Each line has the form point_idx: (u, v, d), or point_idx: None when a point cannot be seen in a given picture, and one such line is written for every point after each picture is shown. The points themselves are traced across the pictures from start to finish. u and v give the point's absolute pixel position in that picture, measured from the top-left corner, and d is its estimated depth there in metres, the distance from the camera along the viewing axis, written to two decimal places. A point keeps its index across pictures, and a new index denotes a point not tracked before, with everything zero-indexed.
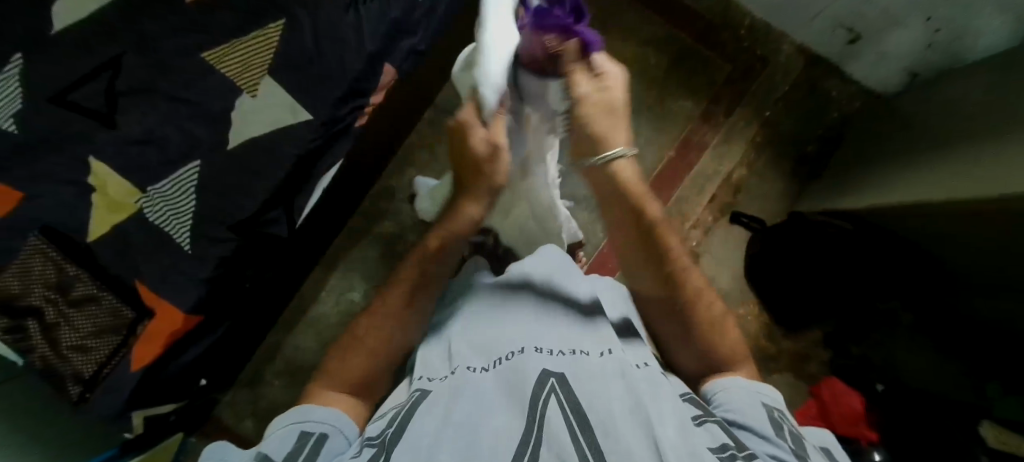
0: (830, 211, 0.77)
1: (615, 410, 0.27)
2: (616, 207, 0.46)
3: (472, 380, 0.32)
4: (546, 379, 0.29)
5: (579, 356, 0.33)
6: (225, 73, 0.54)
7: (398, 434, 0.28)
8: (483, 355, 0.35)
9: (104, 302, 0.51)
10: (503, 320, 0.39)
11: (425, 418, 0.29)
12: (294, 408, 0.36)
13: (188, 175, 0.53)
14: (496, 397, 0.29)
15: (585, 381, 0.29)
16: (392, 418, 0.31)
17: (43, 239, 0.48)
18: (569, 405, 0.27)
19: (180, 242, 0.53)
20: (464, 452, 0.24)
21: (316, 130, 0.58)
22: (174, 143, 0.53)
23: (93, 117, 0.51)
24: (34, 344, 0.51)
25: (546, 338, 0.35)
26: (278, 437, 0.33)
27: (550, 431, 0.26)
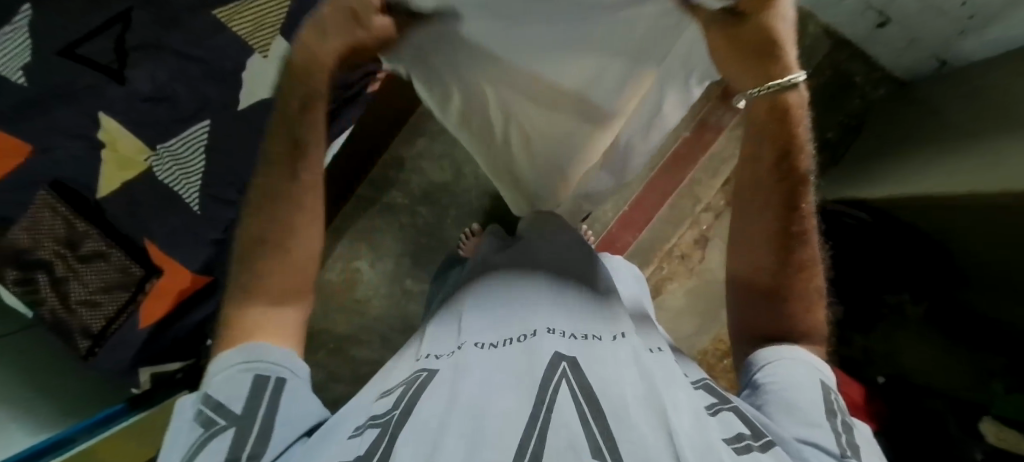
0: (848, 201, 0.76)
1: (628, 396, 0.27)
2: (766, 133, 0.39)
3: (482, 360, 0.31)
4: (557, 363, 0.29)
5: (591, 340, 0.32)
6: (237, 31, 0.53)
7: (404, 412, 0.28)
8: (494, 334, 0.35)
9: (113, 259, 0.52)
10: (517, 302, 0.38)
11: (433, 399, 0.28)
12: (243, 346, 0.33)
13: (197, 134, 0.53)
14: (505, 376, 0.29)
15: (597, 367, 0.29)
16: (399, 396, 0.30)
17: (51, 193, 0.49)
18: (580, 389, 0.26)
19: (189, 201, 0.54)
20: (471, 431, 0.23)
21: (328, 94, 0.58)
22: (184, 101, 0.52)
23: (102, 71, 0.49)
24: (42, 295, 0.51)
25: (558, 321, 0.35)
26: (231, 379, 0.30)
27: (559, 409, 0.25)
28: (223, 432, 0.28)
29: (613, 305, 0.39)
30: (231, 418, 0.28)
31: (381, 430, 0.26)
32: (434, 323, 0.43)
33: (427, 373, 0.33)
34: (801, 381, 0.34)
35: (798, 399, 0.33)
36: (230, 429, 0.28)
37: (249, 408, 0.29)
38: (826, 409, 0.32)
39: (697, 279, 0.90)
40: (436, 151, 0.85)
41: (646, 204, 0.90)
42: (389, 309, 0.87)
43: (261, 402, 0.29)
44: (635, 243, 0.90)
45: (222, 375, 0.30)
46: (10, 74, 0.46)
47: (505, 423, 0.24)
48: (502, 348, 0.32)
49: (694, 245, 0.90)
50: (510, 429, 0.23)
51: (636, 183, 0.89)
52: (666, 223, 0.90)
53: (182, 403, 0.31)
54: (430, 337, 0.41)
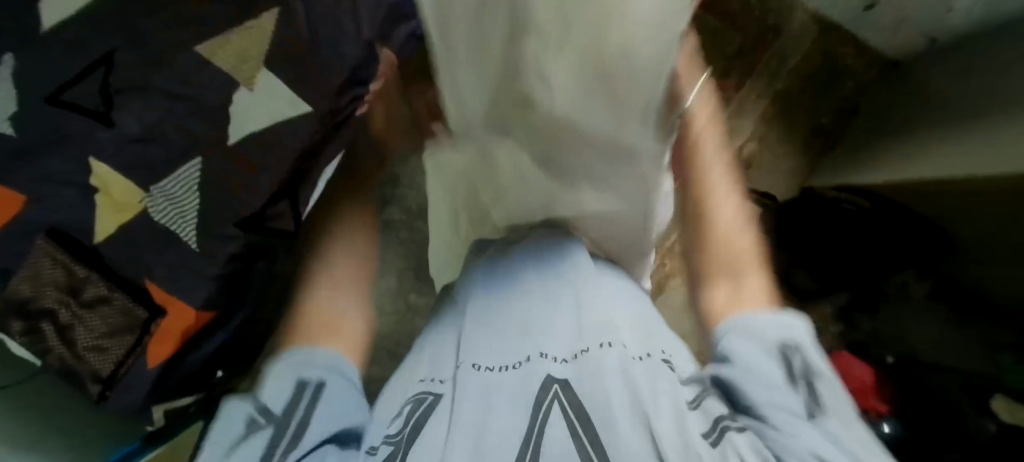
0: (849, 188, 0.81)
1: (618, 412, 0.27)
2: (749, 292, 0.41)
3: (477, 389, 0.32)
4: (548, 386, 0.30)
5: (582, 358, 0.32)
6: (221, 66, 0.52)
7: (413, 436, 0.31)
8: (490, 356, 0.35)
9: (116, 303, 0.52)
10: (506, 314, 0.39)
11: (436, 429, 0.31)
12: (297, 352, 0.43)
13: (191, 172, 0.52)
14: (502, 402, 0.31)
15: (588, 384, 0.30)
16: (407, 417, 0.33)
17: (51, 242, 0.50)
18: (571, 411, 0.28)
19: (186, 240, 0.53)
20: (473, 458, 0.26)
21: (317, 124, 0.57)
22: (177, 141, 0.52)
23: (91, 116, 0.50)
24: (50, 344, 0.51)
25: (550, 339, 0.35)
26: (280, 383, 0.39)
27: (550, 432, 0.27)
28: (263, 428, 0.35)
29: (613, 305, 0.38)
30: (272, 415, 0.36)
31: (394, 449, 0.31)
32: (431, 335, 0.45)
33: (432, 394, 0.35)
34: (758, 358, 0.36)
35: (768, 371, 0.35)
36: (269, 426, 0.36)
37: (288, 407, 0.37)
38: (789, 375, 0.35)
39: None
40: None
41: None
42: (394, 325, 0.86)
43: (298, 406, 0.37)
44: None
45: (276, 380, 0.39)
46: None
47: (501, 442, 0.27)
48: (500, 373, 0.33)
49: None
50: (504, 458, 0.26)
51: None
52: None
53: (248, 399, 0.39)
54: (423, 361, 0.42)
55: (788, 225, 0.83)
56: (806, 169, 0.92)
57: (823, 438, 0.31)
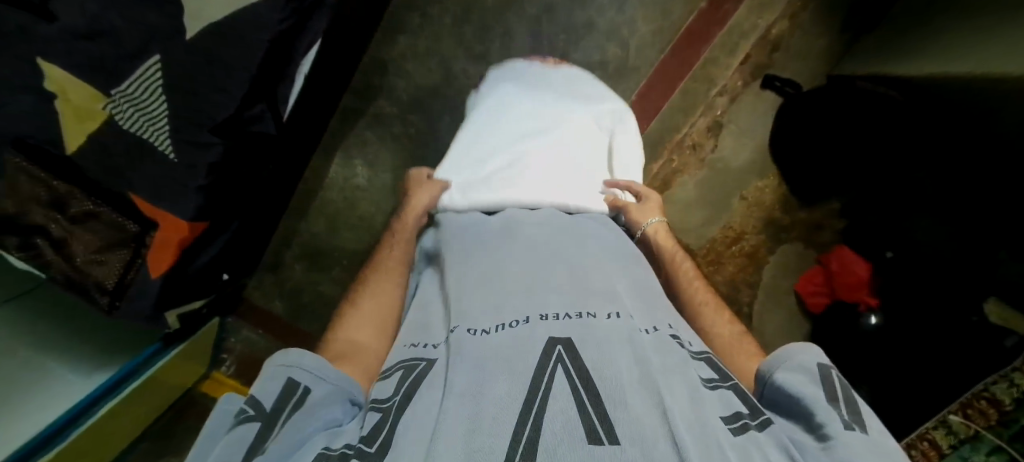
0: (877, 78, 0.72)
1: (624, 378, 0.27)
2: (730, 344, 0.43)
3: (476, 347, 0.32)
4: (552, 347, 0.30)
5: (586, 319, 0.33)
6: None
7: (407, 402, 0.30)
8: (485, 316, 0.35)
9: (105, 217, 0.51)
10: (501, 280, 0.38)
11: (430, 395, 0.30)
12: (288, 350, 0.35)
13: (151, 73, 0.47)
14: (497, 361, 0.29)
15: (592, 347, 0.30)
16: (399, 383, 0.32)
17: (18, 154, 0.47)
18: (575, 372, 0.28)
19: (162, 150, 0.49)
20: (470, 416, 0.25)
21: (286, 9, 0.50)
22: (128, 36, 0.46)
23: (24, 8, 0.44)
24: (48, 258, 0.52)
25: (554, 301, 0.35)
26: (265, 380, 0.33)
27: (555, 395, 0.26)
28: (250, 422, 0.30)
29: (614, 283, 0.39)
30: (259, 411, 0.30)
31: (383, 414, 0.29)
32: (427, 288, 0.46)
33: (424, 361, 0.34)
34: (798, 379, 0.32)
35: (804, 390, 0.31)
36: (255, 422, 0.29)
37: (276, 407, 0.30)
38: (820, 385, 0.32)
39: (710, 168, 0.86)
40: (421, 51, 0.79)
41: (655, 91, 0.82)
42: None
43: (285, 408, 0.30)
44: (644, 136, 0.84)
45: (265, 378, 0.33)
46: None
47: (501, 408, 0.25)
48: (495, 335, 0.32)
49: (707, 134, 0.84)
50: (504, 414, 0.25)
51: (644, 69, 0.81)
52: (676, 111, 0.83)
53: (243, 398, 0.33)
54: (411, 327, 0.40)
55: (801, 116, 0.80)
56: (838, 53, 0.83)
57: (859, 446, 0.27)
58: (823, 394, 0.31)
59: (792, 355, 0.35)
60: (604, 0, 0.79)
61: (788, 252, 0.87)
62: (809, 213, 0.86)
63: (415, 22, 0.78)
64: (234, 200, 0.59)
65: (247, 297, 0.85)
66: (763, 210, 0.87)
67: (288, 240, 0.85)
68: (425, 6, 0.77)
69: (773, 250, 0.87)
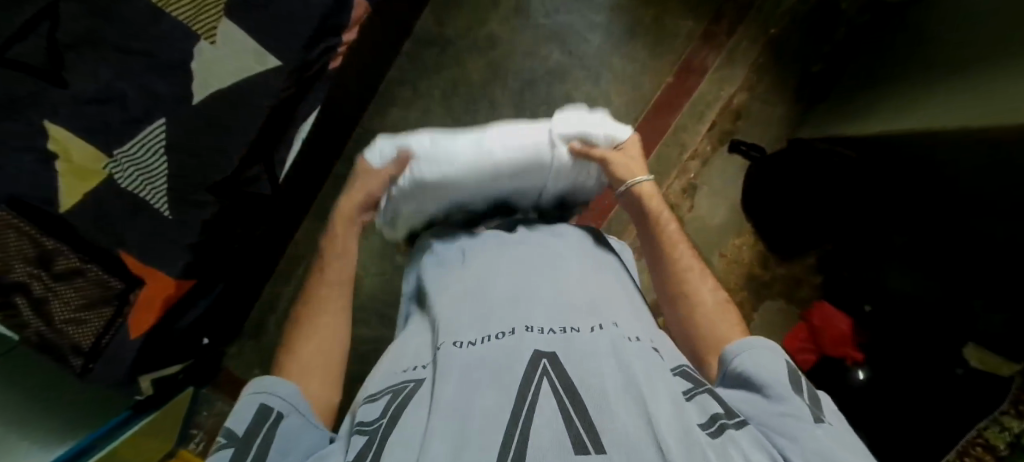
0: (832, 139, 0.77)
1: (608, 384, 0.30)
2: (697, 303, 0.47)
3: (461, 359, 0.35)
4: (537, 361, 0.33)
5: (570, 333, 0.36)
6: (177, 16, 0.48)
7: (394, 419, 0.32)
8: (473, 331, 0.38)
9: (90, 274, 0.50)
10: (486, 296, 0.42)
11: (417, 409, 0.32)
12: (260, 382, 0.38)
13: (155, 134, 0.49)
14: (486, 374, 0.33)
15: (576, 360, 0.33)
16: (387, 406, 0.34)
17: (12, 212, 0.46)
18: (561, 383, 0.30)
19: (157, 207, 0.51)
20: (456, 433, 0.27)
21: (286, 80, 0.53)
22: (137, 101, 0.48)
23: (40, 76, 0.46)
24: (26, 317, 0.50)
25: (538, 315, 0.39)
26: (241, 408, 0.36)
27: (541, 407, 0.28)
28: (224, 448, 0.33)
29: (600, 294, 0.43)
30: (233, 438, 0.34)
31: (368, 438, 0.31)
32: (416, 317, 0.49)
33: (412, 382, 0.36)
34: (770, 369, 0.36)
35: (778, 381, 0.35)
36: (229, 448, 0.33)
37: (248, 431, 0.34)
38: (789, 378, 0.36)
39: (689, 227, 0.89)
40: (411, 120, 0.84)
41: None
42: (382, 287, 0.84)
43: (259, 432, 0.34)
44: None
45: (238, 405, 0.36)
46: None
47: (488, 419, 0.28)
48: (480, 346, 0.36)
49: (683, 195, 0.89)
50: (492, 430, 0.27)
51: None
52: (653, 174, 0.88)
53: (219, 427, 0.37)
54: (399, 355, 0.42)
55: (770, 179, 0.85)
56: (795, 120, 0.90)
57: (829, 438, 0.30)
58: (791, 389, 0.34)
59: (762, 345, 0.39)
60: (581, 76, 0.86)
61: (768, 310, 0.89)
62: (787, 268, 0.89)
63: (406, 95, 0.84)
64: (224, 262, 0.59)
65: (224, 365, 0.82)
66: (744, 266, 0.89)
67: (272, 305, 0.83)
68: (416, 81, 0.84)
69: (757, 306, 0.89)
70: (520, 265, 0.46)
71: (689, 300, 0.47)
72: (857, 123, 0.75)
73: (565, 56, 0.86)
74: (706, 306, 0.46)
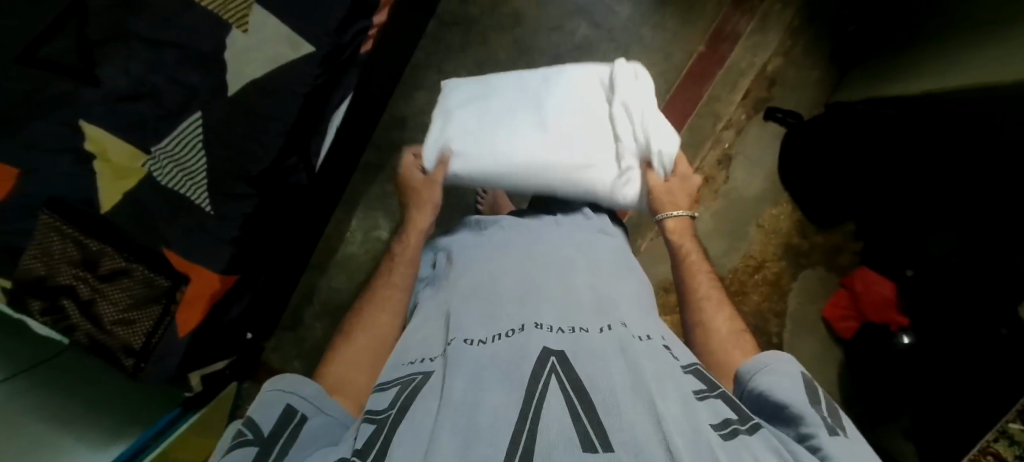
0: (876, 100, 0.75)
1: (617, 385, 0.29)
2: (720, 338, 0.46)
3: (470, 357, 0.33)
4: (546, 359, 0.32)
5: (578, 333, 0.35)
6: (206, 6, 0.46)
7: (404, 410, 0.30)
8: (482, 330, 0.37)
9: (137, 274, 0.50)
10: (493, 296, 0.41)
11: (426, 399, 0.31)
12: (284, 377, 0.36)
13: (192, 128, 0.48)
14: (494, 370, 0.31)
15: (585, 359, 0.31)
16: (396, 395, 0.33)
17: (52, 214, 0.48)
18: (569, 381, 0.29)
19: (198, 203, 0.50)
20: (464, 428, 0.26)
21: (318, 66, 0.52)
22: (171, 95, 0.48)
23: (70, 75, 0.46)
24: (74, 321, 0.51)
25: (547, 315, 0.37)
26: (264, 404, 0.34)
27: (549, 406, 0.27)
28: (246, 446, 0.30)
29: (610, 294, 0.42)
30: (256, 436, 0.31)
31: (378, 426, 0.30)
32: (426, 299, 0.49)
33: (421, 374, 0.35)
34: (783, 387, 0.36)
35: (794, 397, 0.35)
36: (252, 445, 0.30)
37: (274, 432, 0.31)
38: (805, 395, 0.35)
39: (724, 199, 0.88)
40: (439, 103, 0.82)
41: None
42: None
43: (285, 430, 0.32)
44: None
45: (264, 399, 0.34)
46: None
47: (498, 417, 0.26)
48: (491, 344, 0.35)
49: (718, 166, 0.88)
50: (504, 424, 0.26)
51: None
52: (686, 146, 0.87)
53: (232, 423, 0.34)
54: (409, 344, 0.41)
55: (806, 144, 0.83)
56: (831, 84, 0.88)
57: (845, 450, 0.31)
58: (809, 407, 0.34)
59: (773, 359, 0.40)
60: (609, 50, 0.84)
61: (811, 278, 0.89)
62: (826, 237, 0.89)
63: (432, 79, 0.82)
64: (265, 255, 0.59)
65: (267, 361, 0.82)
66: (782, 236, 0.89)
67: (308, 298, 0.83)
68: (442, 64, 0.82)
69: (798, 276, 0.89)
70: (528, 264, 0.45)
71: (710, 328, 0.47)
72: (902, 85, 0.72)
73: (592, 30, 0.84)
74: (732, 338, 0.46)
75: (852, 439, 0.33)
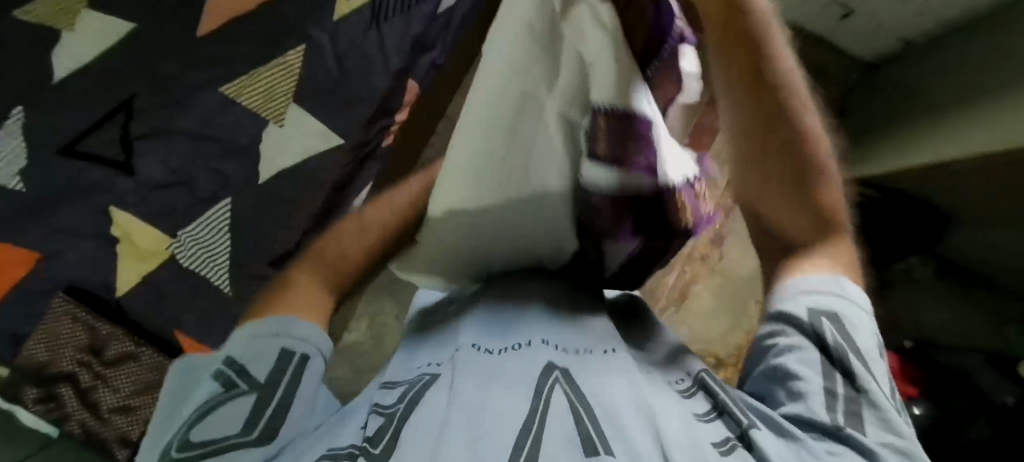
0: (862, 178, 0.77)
1: (620, 404, 0.22)
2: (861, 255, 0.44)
3: (471, 357, 0.26)
4: (550, 371, 0.24)
5: (585, 354, 0.27)
6: (248, 105, 0.51)
7: (414, 407, 0.24)
8: (496, 338, 0.28)
9: (145, 358, 0.49)
10: (504, 307, 0.31)
11: (436, 400, 0.24)
12: (265, 318, 0.30)
13: (220, 215, 0.51)
14: (478, 380, 0.23)
15: (591, 378, 0.24)
16: (403, 393, 0.27)
17: (68, 297, 0.49)
18: (573, 396, 0.22)
19: (219, 285, 0.51)
20: (472, 422, 0.20)
21: (348, 155, 0.55)
22: (204, 182, 0.50)
23: (109, 165, 0.49)
24: (69, 412, 0.48)
25: (555, 328, 0.29)
26: (251, 346, 0.28)
27: (547, 437, 0.19)
28: (240, 395, 0.25)
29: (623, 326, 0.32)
30: (250, 383, 0.26)
31: (388, 419, 0.24)
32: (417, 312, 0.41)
33: (429, 375, 0.28)
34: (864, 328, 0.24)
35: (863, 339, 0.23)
36: (248, 393, 0.25)
37: (273, 375, 0.26)
38: (825, 369, 0.22)
39: (720, 278, 0.92)
40: None
41: None
42: None
43: (288, 373, 0.27)
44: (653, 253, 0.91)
45: (248, 340, 0.28)
46: (10, 181, 0.47)
47: (481, 427, 0.20)
48: (498, 355, 0.26)
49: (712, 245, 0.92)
50: (480, 438, 0.19)
51: None
52: None
53: (201, 364, 0.28)
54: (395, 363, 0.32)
55: None
56: None
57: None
58: (829, 380, 0.22)
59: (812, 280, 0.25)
60: None
61: None
62: None
63: None
64: None
65: None
66: None
67: None
68: None
69: None
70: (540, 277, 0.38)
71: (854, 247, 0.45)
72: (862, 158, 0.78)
73: None
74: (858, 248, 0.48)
75: (882, 445, 0.19)
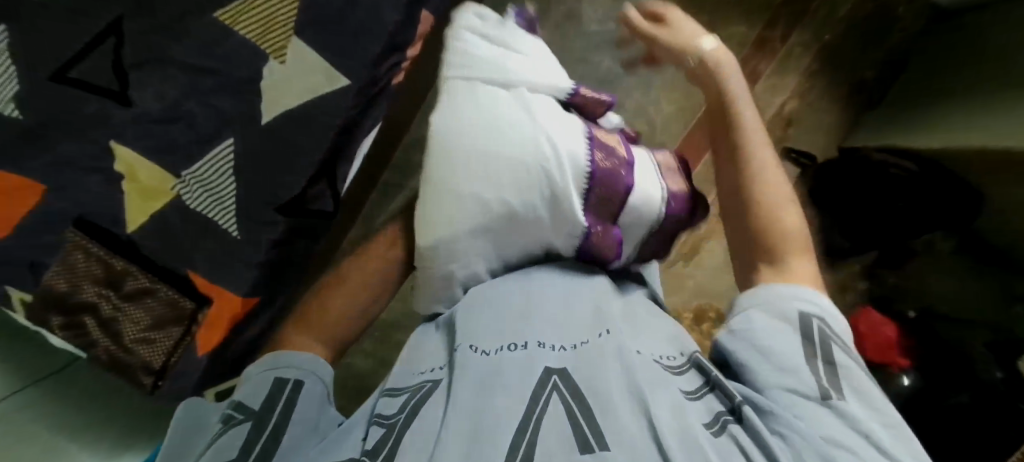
0: (896, 153, 0.86)
1: (611, 389, 0.34)
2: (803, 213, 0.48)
3: (477, 367, 0.37)
4: (549, 375, 0.35)
5: (580, 348, 0.38)
6: (246, 36, 0.47)
7: (409, 421, 0.35)
8: (490, 340, 0.40)
9: (161, 294, 0.50)
10: (506, 295, 0.44)
11: (429, 414, 0.35)
12: (276, 353, 0.44)
13: (223, 155, 0.48)
14: (501, 378, 0.35)
15: (582, 374, 0.35)
16: (406, 401, 0.38)
17: (79, 233, 0.48)
18: (569, 395, 0.33)
19: (226, 228, 0.50)
20: (470, 427, 0.31)
21: (354, 98, 0.52)
22: (204, 120, 0.47)
23: (104, 95, 0.46)
24: (95, 339, 0.51)
25: (553, 306, 0.43)
26: (256, 381, 0.41)
27: (546, 427, 0.30)
28: (240, 424, 0.38)
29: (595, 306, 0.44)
30: (249, 413, 0.39)
31: (388, 430, 0.35)
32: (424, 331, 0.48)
33: (430, 382, 0.40)
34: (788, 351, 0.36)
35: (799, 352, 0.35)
36: (246, 422, 0.38)
37: (269, 402, 0.40)
38: (801, 368, 0.34)
39: None
40: None
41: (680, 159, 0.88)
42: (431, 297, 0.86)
43: (276, 404, 0.40)
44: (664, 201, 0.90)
45: (250, 383, 0.41)
46: (4, 108, 0.44)
47: (498, 422, 0.31)
48: (496, 355, 0.38)
49: None
50: (501, 435, 0.30)
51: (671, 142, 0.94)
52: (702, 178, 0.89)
53: (206, 415, 0.40)
54: (422, 354, 0.45)
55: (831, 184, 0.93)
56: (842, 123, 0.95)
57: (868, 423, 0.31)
58: (810, 377, 0.34)
59: (781, 291, 0.39)
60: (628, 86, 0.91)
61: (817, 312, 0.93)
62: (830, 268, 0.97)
63: None
64: (284, 277, 0.59)
65: None
66: None
67: None
68: None
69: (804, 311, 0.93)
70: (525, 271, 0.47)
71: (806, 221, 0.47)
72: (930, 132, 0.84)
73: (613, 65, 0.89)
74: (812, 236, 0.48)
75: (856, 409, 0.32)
